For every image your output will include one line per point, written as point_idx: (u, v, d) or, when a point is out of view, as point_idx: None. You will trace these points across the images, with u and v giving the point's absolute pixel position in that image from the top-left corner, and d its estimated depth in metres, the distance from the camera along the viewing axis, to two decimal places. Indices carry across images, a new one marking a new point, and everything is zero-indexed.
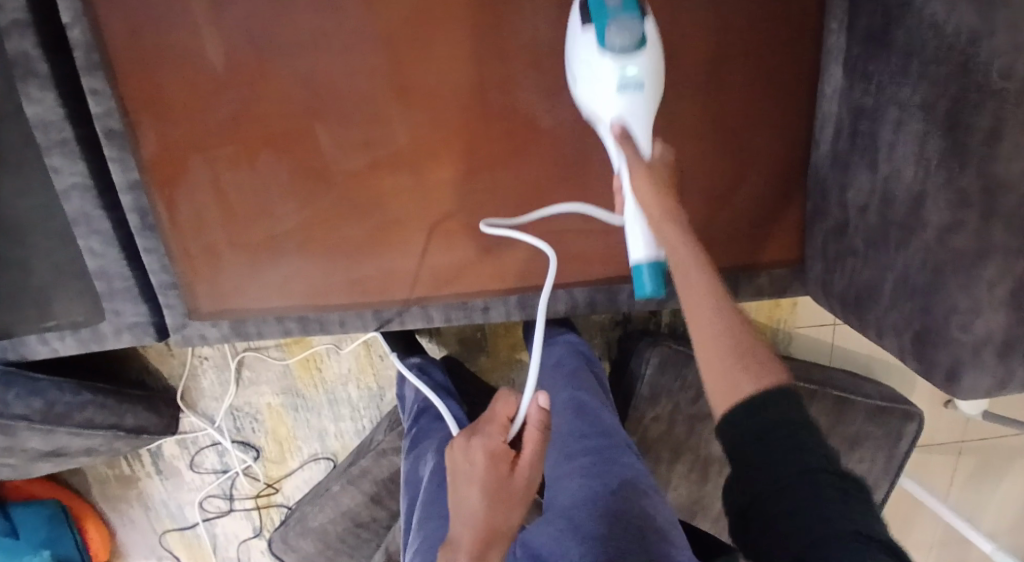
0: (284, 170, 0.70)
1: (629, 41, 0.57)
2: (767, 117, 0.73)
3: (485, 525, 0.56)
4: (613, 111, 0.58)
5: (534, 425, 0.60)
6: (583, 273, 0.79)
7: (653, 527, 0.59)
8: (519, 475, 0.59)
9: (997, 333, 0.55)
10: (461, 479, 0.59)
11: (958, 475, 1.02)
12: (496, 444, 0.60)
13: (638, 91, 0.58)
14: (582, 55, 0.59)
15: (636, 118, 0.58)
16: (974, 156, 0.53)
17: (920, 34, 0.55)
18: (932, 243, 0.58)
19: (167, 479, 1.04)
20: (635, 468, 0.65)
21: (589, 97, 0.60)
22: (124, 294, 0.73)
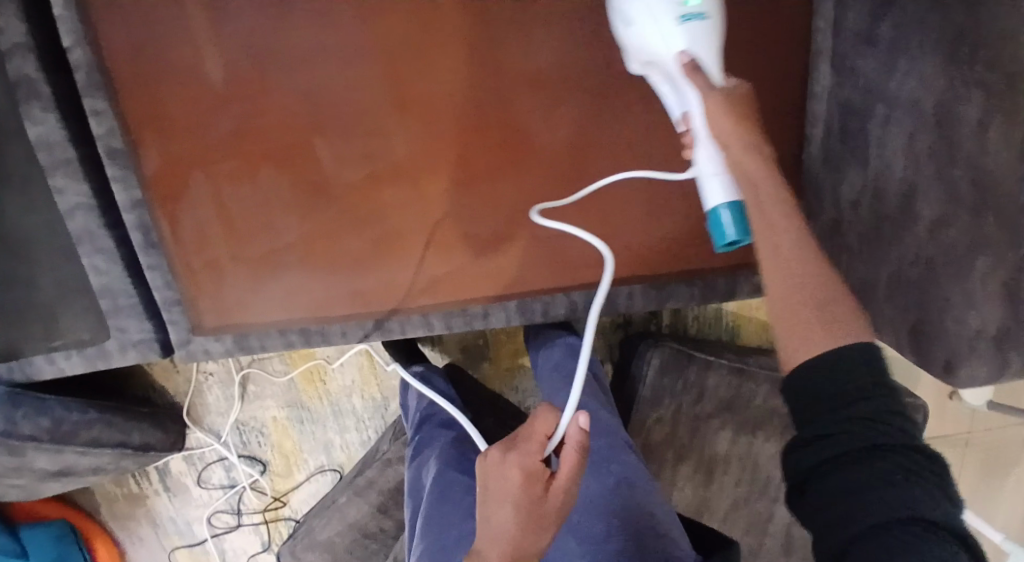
0: (283, 184, 0.71)
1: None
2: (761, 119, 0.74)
3: (518, 546, 0.53)
4: (678, 41, 0.56)
5: (575, 446, 0.55)
6: (581, 277, 0.79)
7: (651, 522, 0.60)
8: (554, 496, 0.54)
9: (992, 324, 0.55)
10: (491, 496, 0.55)
11: (966, 470, 1.01)
12: (533, 461, 0.55)
13: (702, 20, 0.56)
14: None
15: (702, 47, 0.56)
16: (963, 149, 0.54)
17: (907, 31, 0.56)
18: (924, 237, 0.58)
19: (174, 495, 1.05)
20: (633, 465, 0.65)
21: (647, 33, 0.58)
22: (128, 311, 0.74)
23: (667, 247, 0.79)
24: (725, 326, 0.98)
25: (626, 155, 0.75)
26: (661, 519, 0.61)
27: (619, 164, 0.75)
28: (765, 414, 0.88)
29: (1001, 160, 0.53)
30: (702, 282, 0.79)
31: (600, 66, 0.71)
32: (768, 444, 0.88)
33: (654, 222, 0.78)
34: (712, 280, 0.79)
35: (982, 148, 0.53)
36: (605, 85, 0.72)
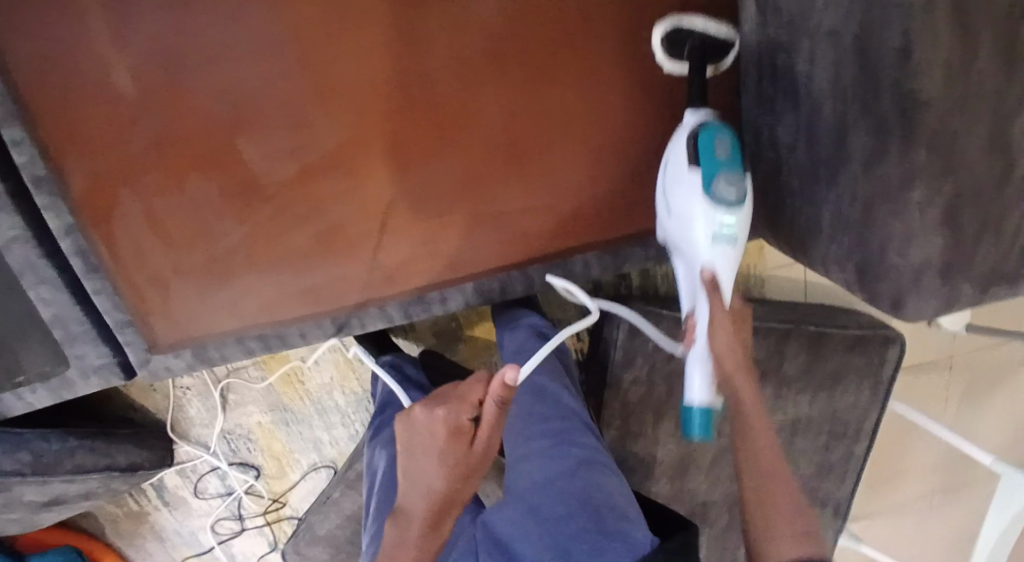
0: (213, 190, 0.70)
1: (731, 197, 0.62)
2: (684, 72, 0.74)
3: (440, 493, 0.60)
4: (707, 254, 0.63)
5: (497, 399, 0.60)
6: (534, 250, 0.78)
7: (608, 503, 0.64)
8: (478, 447, 0.60)
9: (934, 256, 0.56)
10: (418, 446, 0.61)
11: (953, 394, 1.01)
12: (459, 416, 0.60)
13: (732, 244, 0.63)
14: (684, 188, 0.64)
15: (725, 267, 0.63)
16: (885, 77, 0.52)
17: None
18: (859, 172, 0.57)
19: (176, 509, 1.06)
20: (590, 446, 0.68)
21: (685, 233, 0.65)
22: (83, 338, 0.74)
23: (614, 210, 0.78)
24: None
25: (561, 120, 0.73)
26: (618, 500, 0.65)
27: (554, 130, 0.73)
28: None
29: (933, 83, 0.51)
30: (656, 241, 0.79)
31: (521, 30, 0.69)
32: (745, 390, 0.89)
33: (602, 185, 0.77)
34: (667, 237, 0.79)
35: (908, 73, 0.51)
36: (532, 48, 0.70)
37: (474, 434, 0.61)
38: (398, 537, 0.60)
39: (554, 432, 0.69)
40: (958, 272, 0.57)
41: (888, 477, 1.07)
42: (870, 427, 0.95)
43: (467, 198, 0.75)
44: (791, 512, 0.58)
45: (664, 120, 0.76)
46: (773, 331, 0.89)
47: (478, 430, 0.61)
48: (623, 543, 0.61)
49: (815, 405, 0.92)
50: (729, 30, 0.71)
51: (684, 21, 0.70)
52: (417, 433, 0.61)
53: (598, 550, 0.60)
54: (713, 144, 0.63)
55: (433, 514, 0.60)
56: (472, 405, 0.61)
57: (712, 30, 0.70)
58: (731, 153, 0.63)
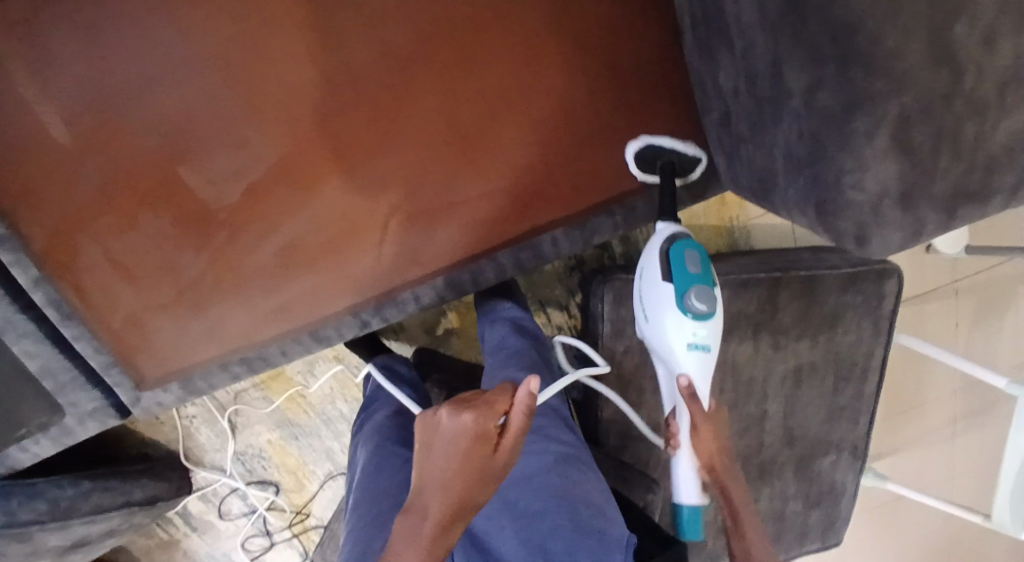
0: (167, 223, 0.71)
1: (701, 309, 0.68)
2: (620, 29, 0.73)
3: (458, 494, 0.54)
4: (684, 361, 0.69)
5: (524, 409, 0.57)
6: (499, 236, 0.77)
7: (585, 497, 0.62)
8: (500, 454, 0.57)
9: (892, 185, 0.52)
10: (436, 448, 0.57)
11: (963, 317, 0.99)
12: (487, 421, 0.56)
13: (706, 352, 0.69)
14: (662, 299, 0.70)
15: (702, 374, 0.69)
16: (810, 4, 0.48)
17: None
18: (801, 107, 0.54)
19: (204, 533, 1.08)
20: (570, 442, 0.67)
21: (662, 342, 0.70)
22: (72, 385, 0.75)
23: (574, 182, 0.76)
24: None
25: (502, 97, 0.72)
26: (594, 497, 0.62)
27: (497, 109, 0.72)
28: (732, 321, 0.86)
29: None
30: (622, 208, 0.77)
31: (443, 16, 0.69)
32: (744, 344, 0.87)
33: (559, 159, 0.75)
34: (632, 202, 0.77)
35: None
36: (458, 31, 0.69)
37: (498, 442, 0.57)
38: (409, 530, 0.54)
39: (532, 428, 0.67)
40: (918, 198, 0.53)
41: (909, 410, 1.04)
42: (877, 363, 0.93)
43: (421, 191, 0.74)
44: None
45: (608, 78, 0.74)
46: (762, 282, 0.86)
47: (502, 439, 0.57)
48: (600, 540, 0.58)
49: (817, 349, 0.90)
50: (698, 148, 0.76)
51: (654, 140, 0.75)
52: (436, 434, 0.57)
53: (571, 550, 0.57)
54: (683, 258, 0.69)
55: (448, 514, 0.54)
56: (499, 413, 0.57)
57: (682, 148, 0.76)
58: (701, 266, 0.69)
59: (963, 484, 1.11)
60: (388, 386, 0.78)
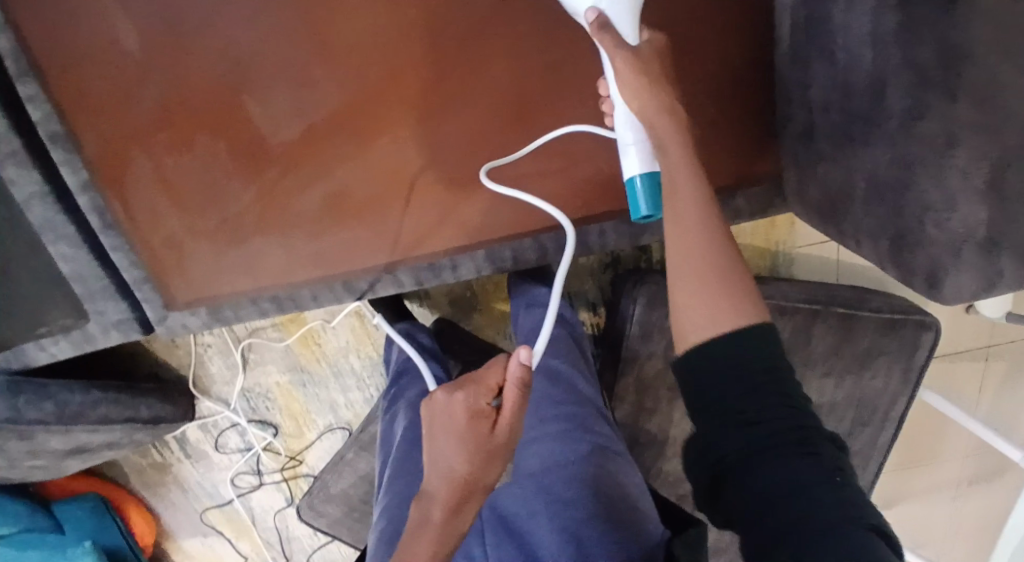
0: (222, 151, 0.70)
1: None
2: (715, 25, 0.69)
3: (462, 477, 0.52)
4: (589, 3, 0.54)
5: (517, 383, 0.52)
6: (551, 218, 0.75)
7: (620, 496, 0.60)
8: (500, 434, 0.52)
9: (979, 229, 0.52)
10: (439, 432, 0.53)
11: (987, 382, 1.00)
12: (479, 400, 0.52)
13: None
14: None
15: (617, 6, 0.53)
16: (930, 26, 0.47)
17: None
18: (897, 130, 0.54)
19: (198, 461, 1.09)
20: (601, 434, 0.65)
21: None
22: (102, 294, 0.75)
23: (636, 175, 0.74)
24: None
25: (570, 75, 0.71)
26: (630, 493, 0.62)
27: (562, 88, 0.71)
28: None
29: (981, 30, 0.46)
30: None
31: None
32: None
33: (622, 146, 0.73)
34: None
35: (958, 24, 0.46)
36: (537, 7, 0.68)
37: (496, 420, 0.53)
38: (422, 517, 0.53)
39: (567, 417, 0.65)
40: (1005, 248, 0.52)
41: (915, 467, 1.04)
42: (897, 414, 0.93)
43: (473, 158, 0.73)
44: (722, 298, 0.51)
45: (692, 76, 0.70)
46: (801, 312, 0.88)
47: (499, 417, 0.52)
48: (634, 537, 0.57)
49: (840, 389, 0.91)
50: None
51: None
52: (436, 416, 0.53)
53: (605, 544, 0.55)
54: None
55: (456, 500, 0.52)
56: (491, 391, 0.53)
57: None
58: None
59: (945, 537, 1.13)
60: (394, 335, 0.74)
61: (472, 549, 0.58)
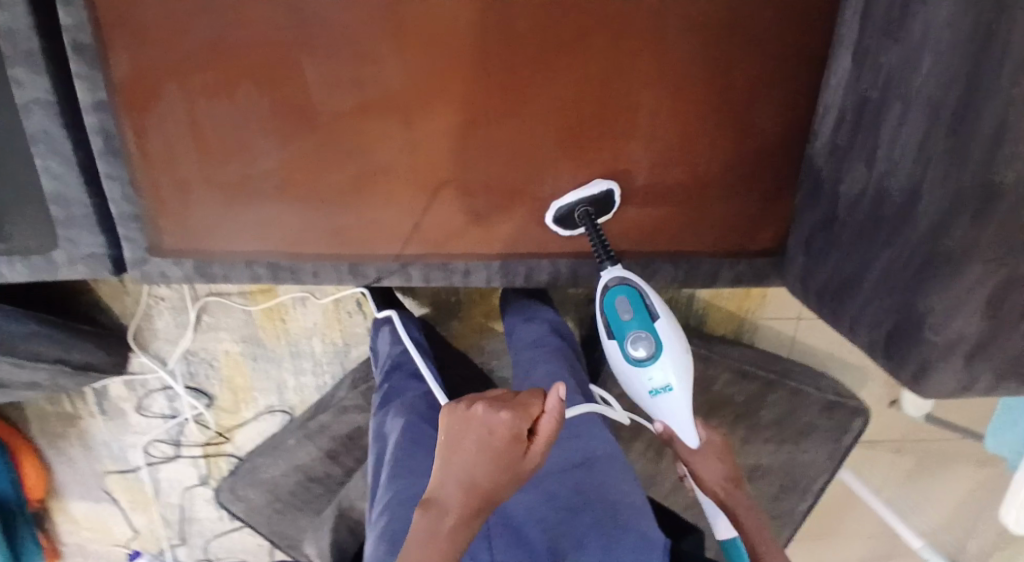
0: (263, 103, 0.67)
1: (647, 355, 0.68)
2: (772, 102, 0.71)
3: (483, 491, 0.52)
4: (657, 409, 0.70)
5: (554, 417, 0.54)
6: (571, 244, 0.75)
7: (620, 500, 0.63)
8: (530, 459, 0.54)
9: (970, 335, 0.59)
10: (468, 443, 0.53)
11: (892, 471, 1.11)
12: (520, 424, 0.53)
13: (667, 389, 0.68)
14: (619, 367, 0.71)
15: (676, 410, 0.69)
16: (976, 153, 0.53)
17: (935, 32, 0.54)
18: (919, 240, 0.59)
19: (111, 420, 1.01)
20: (603, 440, 0.68)
21: (632, 393, 0.71)
22: (81, 222, 0.70)
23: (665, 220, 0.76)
24: (693, 314, 0.97)
25: (625, 121, 0.70)
26: (632, 497, 0.63)
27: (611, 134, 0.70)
28: (721, 399, 0.95)
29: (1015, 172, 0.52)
30: (687, 263, 0.78)
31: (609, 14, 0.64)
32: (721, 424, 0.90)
33: (655, 195, 0.75)
34: (697, 261, 0.78)
35: (999, 157, 0.52)
36: (619, 38, 0.66)
37: (527, 445, 0.54)
38: (430, 525, 0.51)
39: (574, 423, 0.68)
40: (987, 352, 0.60)
41: (816, 535, 1.14)
42: (818, 489, 0.96)
43: (508, 179, 0.72)
44: None
45: (738, 139, 0.73)
46: (758, 379, 0.95)
47: (532, 444, 0.54)
48: (639, 538, 0.59)
49: (775, 456, 0.96)
50: (603, 180, 0.72)
51: (563, 202, 0.72)
52: (470, 427, 0.53)
53: (613, 543, 0.58)
54: (616, 308, 0.69)
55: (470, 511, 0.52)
56: (529, 417, 0.54)
57: (591, 194, 0.71)
58: (635, 311, 0.69)
59: None
60: (401, 334, 0.77)
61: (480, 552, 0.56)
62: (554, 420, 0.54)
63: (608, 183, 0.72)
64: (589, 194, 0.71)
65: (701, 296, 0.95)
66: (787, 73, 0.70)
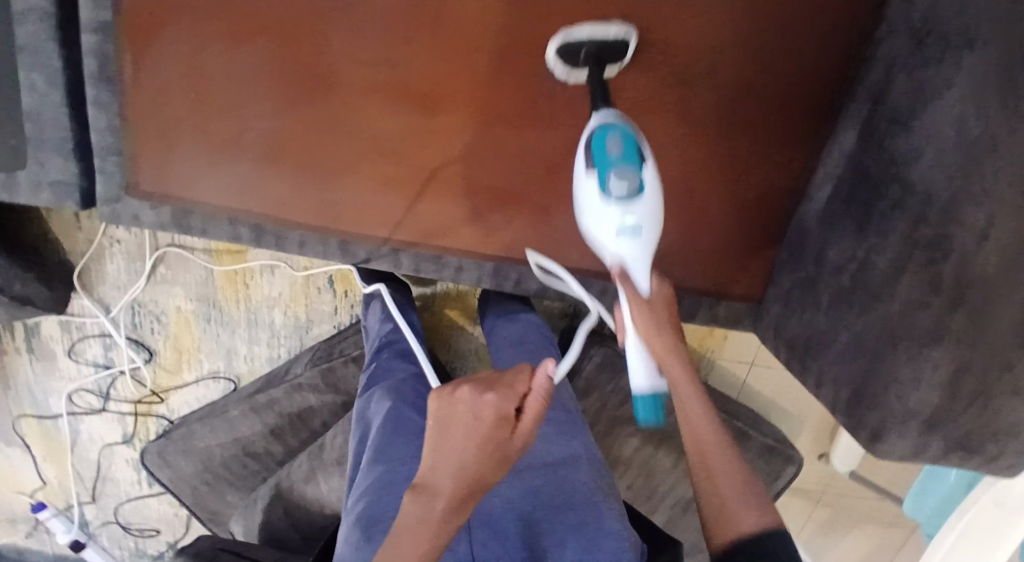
0: (272, 60, 0.64)
1: (627, 192, 0.55)
2: (776, 159, 0.73)
3: (472, 479, 0.51)
4: (614, 249, 0.56)
5: (542, 394, 0.52)
6: (565, 259, 0.74)
7: (606, 503, 0.62)
8: (518, 441, 0.52)
9: (926, 408, 0.61)
10: (454, 429, 0.51)
11: (811, 519, 1.16)
12: (504, 405, 0.51)
13: (640, 236, 0.55)
14: (585, 192, 0.57)
15: (640, 259, 0.56)
16: (959, 245, 0.55)
17: (943, 124, 0.55)
18: (894, 312, 0.61)
19: (38, 360, 0.95)
20: (586, 442, 0.67)
21: (592, 234, 0.58)
22: (54, 146, 0.65)
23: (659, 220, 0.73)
24: None
25: None
26: (613, 500, 0.62)
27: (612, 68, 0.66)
28: None
29: (989, 263, 0.55)
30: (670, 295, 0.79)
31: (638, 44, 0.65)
32: (667, 457, 0.89)
33: None
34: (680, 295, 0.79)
35: (979, 251, 0.54)
36: (645, 65, 0.67)
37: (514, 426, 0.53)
38: (420, 514, 0.51)
39: (557, 420, 0.68)
40: (942, 425, 0.62)
41: None
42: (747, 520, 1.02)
43: (506, 186, 0.70)
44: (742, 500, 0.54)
45: (736, 186, 0.74)
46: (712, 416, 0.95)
47: (520, 424, 0.52)
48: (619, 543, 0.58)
49: None
50: (625, 24, 0.62)
51: (569, 35, 0.62)
52: (456, 412, 0.51)
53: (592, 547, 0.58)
54: (604, 140, 0.55)
55: (459, 499, 0.51)
56: (516, 396, 0.52)
57: (605, 34, 0.62)
58: (625, 148, 0.55)
59: None
60: (392, 311, 0.78)
61: (458, 547, 0.57)
62: (541, 398, 0.52)
63: (628, 29, 0.62)
64: (603, 34, 0.62)
65: None
66: (796, 134, 0.71)
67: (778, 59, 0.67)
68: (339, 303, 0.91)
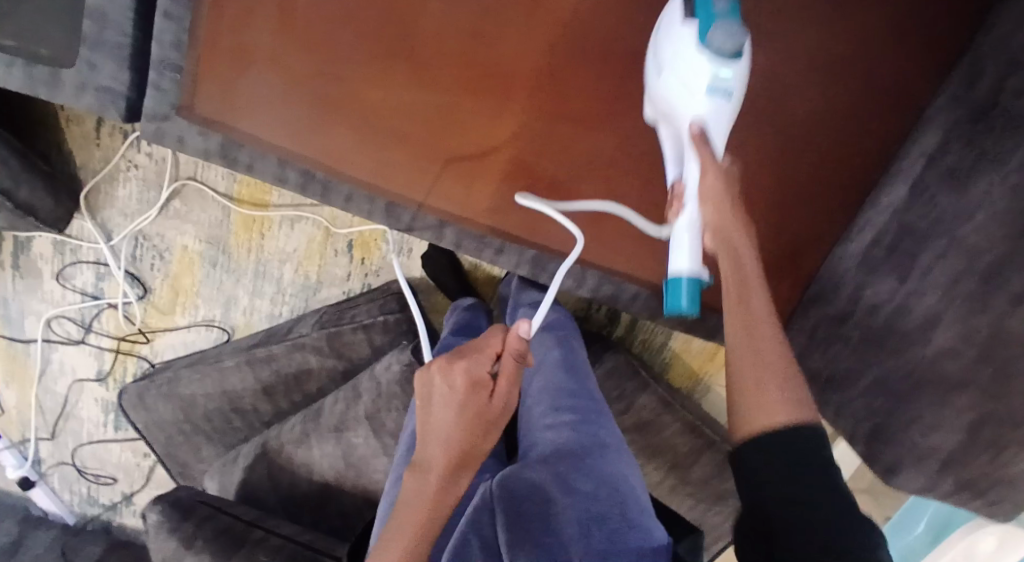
0: (368, 7, 0.64)
1: (726, 50, 0.51)
2: (831, 196, 0.69)
3: (458, 447, 0.53)
4: (696, 108, 0.52)
5: (515, 354, 0.53)
6: (608, 260, 0.72)
7: (633, 494, 0.65)
8: (498, 402, 0.54)
9: (943, 450, 0.60)
10: (436, 400, 0.54)
11: None
12: (476, 369, 0.53)
13: (728, 99, 0.52)
14: (674, 45, 0.53)
15: (718, 122, 0.52)
16: (997, 305, 0.55)
17: (996, 191, 0.55)
18: (925, 358, 0.61)
19: (22, 278, 0.91)
20: (611, 431, 0.70)
21: (670, 95, 0.54)
22: (109, 49, 0.63)
23: None
24: (661, 357, 1.00)
25: None
26: (636, 487, 0.66)
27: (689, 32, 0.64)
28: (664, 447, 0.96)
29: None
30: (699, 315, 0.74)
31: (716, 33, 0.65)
32: (655, 470, 0.90)
33: None
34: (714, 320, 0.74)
35: (1013, 315, 0.54)
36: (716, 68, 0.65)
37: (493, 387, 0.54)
38: (417, 489, 0.55)
39: (580, 407, 0.71)
40: (952, 468, 0.61)
41: None
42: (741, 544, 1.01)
43: (559, 175, 0.68)
44: (779, 387, 0.48)
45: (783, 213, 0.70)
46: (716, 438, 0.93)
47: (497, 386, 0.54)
48: (642, 533, 0.62)
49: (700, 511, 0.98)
50: None
51: None
52: (431, 384, 0.53)
53: (618, 532, 0.61)
54: None
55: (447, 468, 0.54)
56: (492, 357, 0.54)
57: None
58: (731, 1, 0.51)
59: None
60: None
61: (484, 529, 0.61)
62: (512, 360, 0.53)
63: None
64: None
65: (674, 341, 0.99)
66: (855, 177, 0.68)
67: (849, 87, 0.65)
68: (353, 269, 0.88)
